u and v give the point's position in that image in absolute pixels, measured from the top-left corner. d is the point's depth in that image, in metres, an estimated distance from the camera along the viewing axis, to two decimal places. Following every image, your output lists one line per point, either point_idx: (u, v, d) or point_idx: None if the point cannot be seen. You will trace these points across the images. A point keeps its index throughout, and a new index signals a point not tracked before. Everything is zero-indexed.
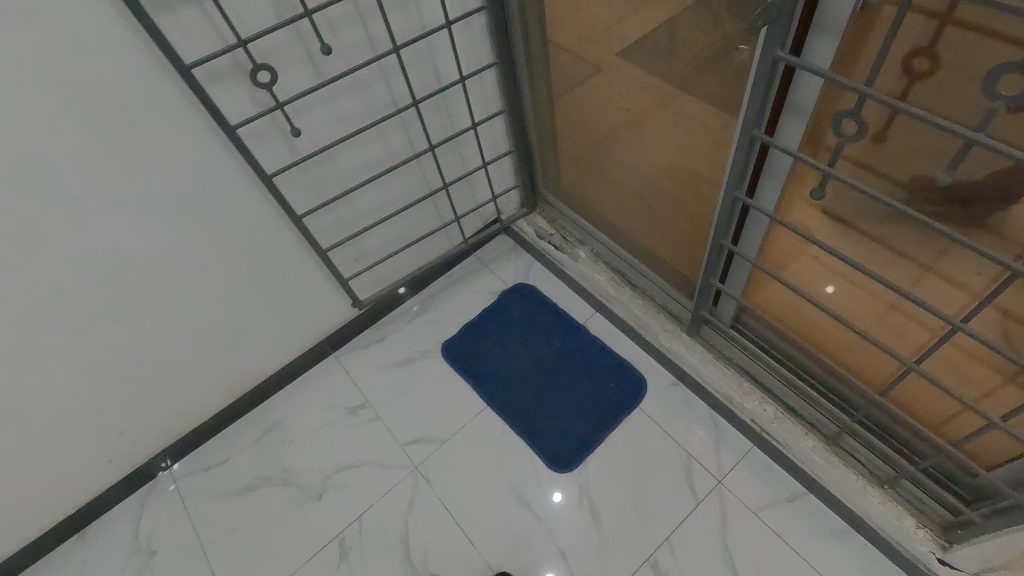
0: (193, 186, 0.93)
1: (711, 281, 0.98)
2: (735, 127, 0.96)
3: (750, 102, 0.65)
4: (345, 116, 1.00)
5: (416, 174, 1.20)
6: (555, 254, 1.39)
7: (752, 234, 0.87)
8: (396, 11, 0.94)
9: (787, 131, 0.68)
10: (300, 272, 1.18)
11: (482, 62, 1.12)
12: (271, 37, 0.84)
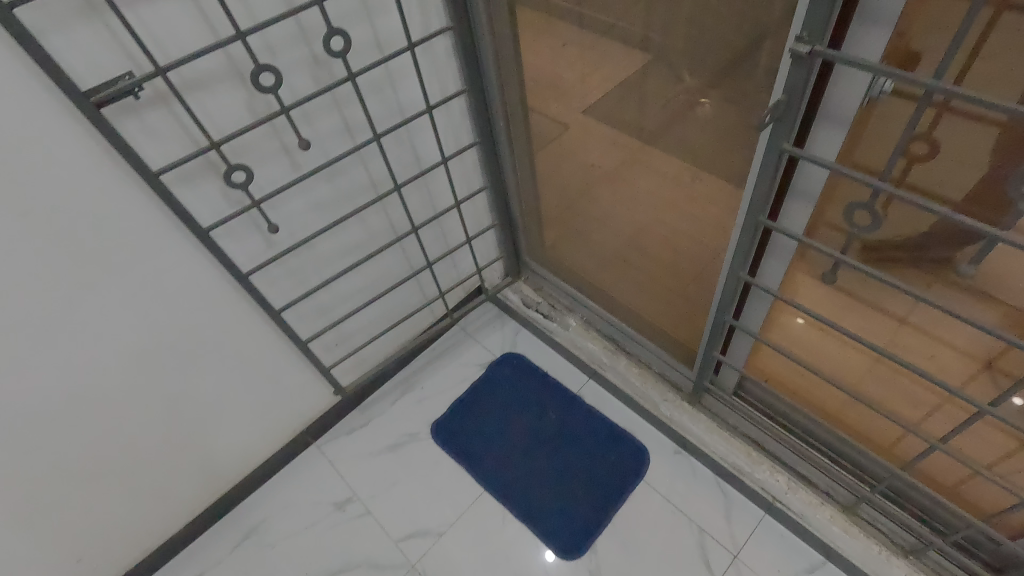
0: (163, 290, 0.86)
1: (713, 354, 0.96)
2: (720, 196, 0.94)
3: (754, 189, 0.64)
4: (323, 204, 0.96)
5: (398, 254, 1.16)
6: (543, 322, 1.36)
7: (754, 309, 0.84)
8: (374, 97, 0.91)
9: (790, 214, 0.67)
10: (278, 363, 1.11)
11: (463, 142, 1.10)
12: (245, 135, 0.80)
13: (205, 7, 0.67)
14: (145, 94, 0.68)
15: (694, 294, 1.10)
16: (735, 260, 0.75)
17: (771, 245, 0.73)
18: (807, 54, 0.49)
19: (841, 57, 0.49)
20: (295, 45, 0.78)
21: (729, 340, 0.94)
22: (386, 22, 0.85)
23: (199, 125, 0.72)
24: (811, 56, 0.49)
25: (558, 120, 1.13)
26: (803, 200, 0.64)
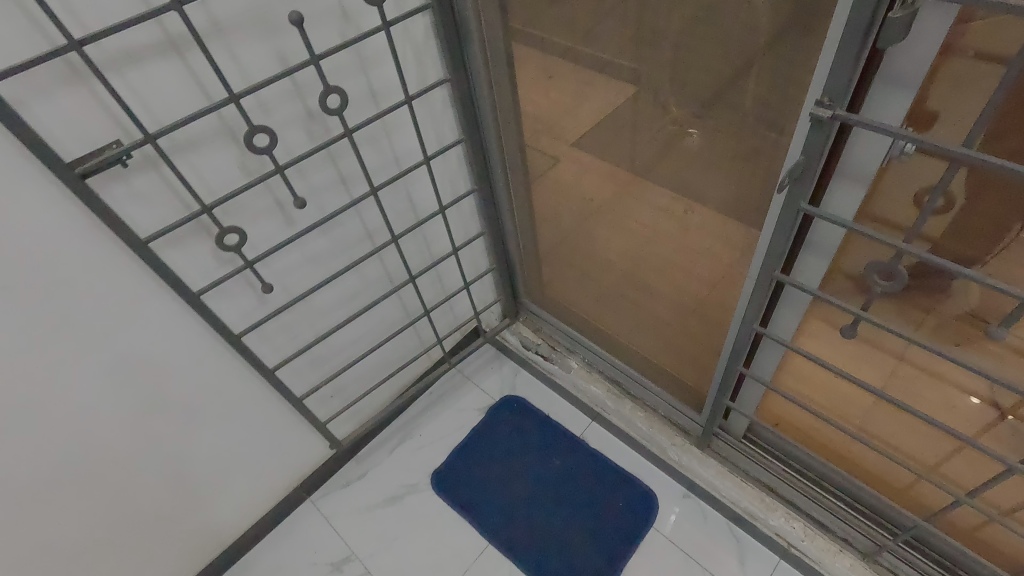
0: (151, 354, 0.82)
1: (723, 401, 0.94)
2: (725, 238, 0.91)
3: (770, 244, 0.64)
4: (316, 256, 0.93)
5: (394, 303, 1.12)
6: (544, 365, 1.33)
7: (766, 356, 0.82)
8: (369, 147, 0.89)
9: (804, 265, 0.67)
10: (270, 420, 1.06)
11: (460, 190, 1.07)
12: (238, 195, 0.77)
13: (198, 69, 0.65)
14: (134, 159, 0.66)
15: (698, 340, 1.08)
16: (747, 310, 0.74)
17: (784, 295, 0.72)
18: (826, 117, 0.50)
19: (860, 121, 0.49)
20: (290, 102, 0.76)
21: (739, 388, 0.93)
22: (382, 76, 0.83)
23: (189, 189, 0.69)
24: (830, 119, 0.50)
25: (551, 154, 1.05)
26: (818, 252, 0.64)
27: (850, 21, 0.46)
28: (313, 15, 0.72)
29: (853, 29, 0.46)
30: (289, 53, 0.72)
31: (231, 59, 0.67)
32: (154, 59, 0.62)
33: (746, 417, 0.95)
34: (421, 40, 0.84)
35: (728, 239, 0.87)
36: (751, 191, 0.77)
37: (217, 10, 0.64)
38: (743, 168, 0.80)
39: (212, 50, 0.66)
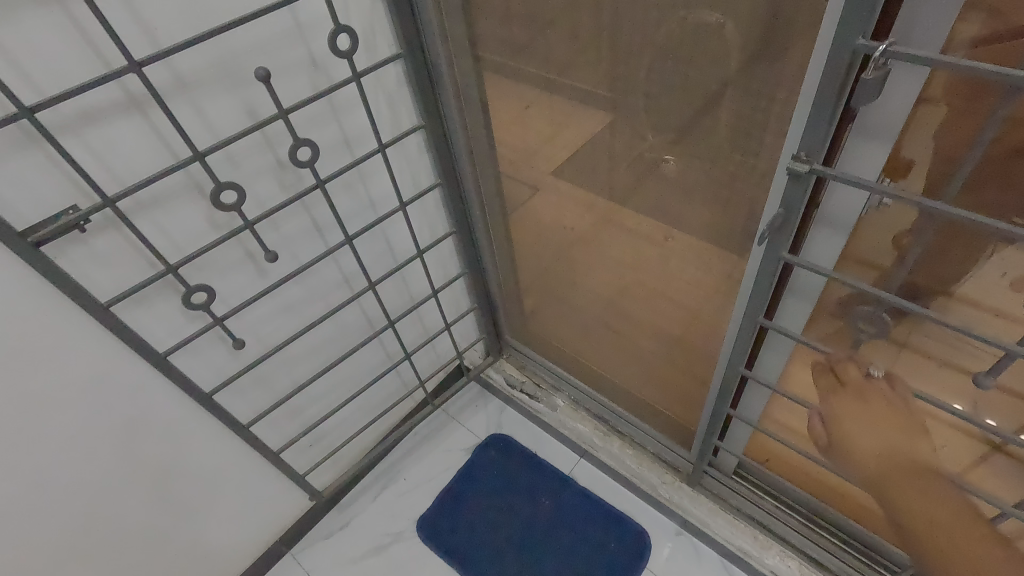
0: (118, 419, 0.77)
1: (712, 440, 0.93)
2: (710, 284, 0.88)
3: (753, 291, 0.64)
4: (291, 306, 0.90)
5: (375, 348, 1.10)
6: (530, 403, 1.30)
7: (751, 399, 0.82)
8: (343, 194, 0.87)
9: (786, 312, 0.67)
10: (246, 475, 1.01)
11: (438, 233, 1.06)
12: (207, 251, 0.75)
13: (162, 128, 0.63)
14: (92, 222, 0.63)
15: (683, 377, 1.06)
16: (733, 352, 0.74)
17: (766, 342, 0.72)
18: (804, 171, 0.51)
19: (838, 176, 0.49)
20: (260, 155, 0.74)
21: (727, 426, 0.93)
22: (355, 124, 0.82)
23: (152, 250, 0.66)
24: (808, 173, 0.50)
25: (533, 185, 1.03)
26: (799, 300, 0.64)
27: (823, 80, 0.46)
28: (282, 69, 0.70)
29: (826, 88, 0.46)
30: (258, 107, 0.70)
31: (197, 116, 0.65)
32: (115, 119, 0.60)
33: (735, 456, 0.95)
34: (393, 88, 0.83)
35: (708, 278, 0.87)
36: (730, 233, 0.77)
37: (182, 68, 0.62)
38: (723, 209, 0.77)
39: (175, 108, 0.64)
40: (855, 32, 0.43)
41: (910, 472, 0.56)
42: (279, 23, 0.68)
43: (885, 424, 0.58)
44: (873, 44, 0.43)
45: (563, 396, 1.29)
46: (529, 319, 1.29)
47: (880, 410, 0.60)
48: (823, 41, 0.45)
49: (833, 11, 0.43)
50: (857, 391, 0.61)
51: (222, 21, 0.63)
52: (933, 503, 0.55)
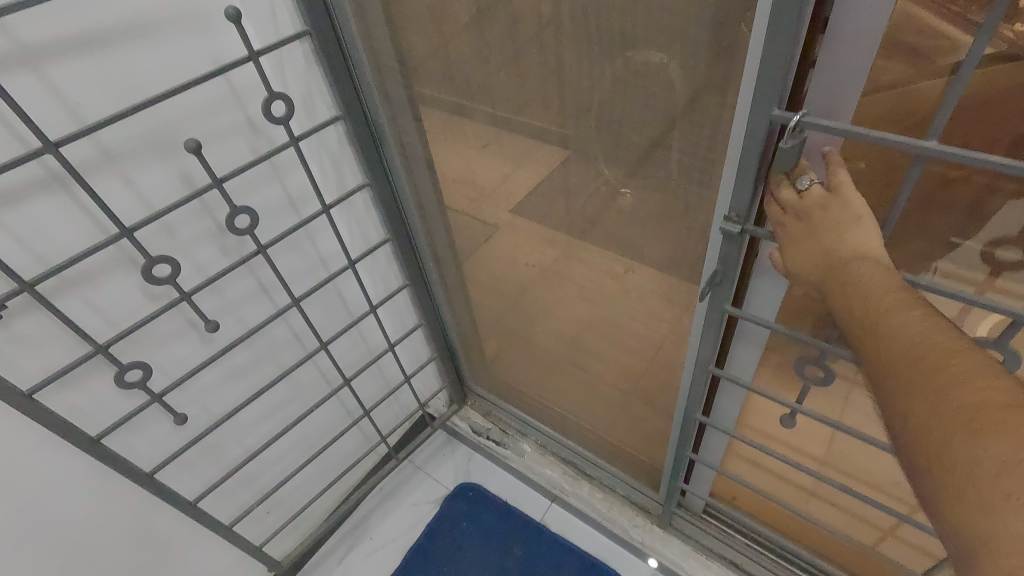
0: (48, 508, 0.72)
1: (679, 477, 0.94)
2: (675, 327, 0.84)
3: (702, 341, 0.68)
4: (239, 372, 0.86)
5: (335, 406, 1.06)
6: (498, 450, 1.29)
7: (712, 443, 0.87)
8: (289, 254, 0.85)
9: (736, 358, 0.71)
10: (196, 552, 0.95)
11: (392, 286, 1.04)
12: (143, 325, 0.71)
13: (87, 204, 0.61)
14: (11, 304, 0.59)
15: (646, 419, 1.05)
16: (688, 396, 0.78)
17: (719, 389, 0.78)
18: (735, 231, 0.54)
19: (766, 235, 0.53)
20: (198, 221, 0.72)
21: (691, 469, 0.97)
22: (298, 184, 0.81)
23: (78, 330, 0.63)
24: (739, 233, 0.54)
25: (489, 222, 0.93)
26: (746, 346, 0.68)
27: (747, 143, 0.50)
28: (216, 135, 0.69)
29: (749, 150, 0.50)
30: (193, 175, 0.68)
31: (127, 188, 0.63)
32: (35, 197, 0.57)
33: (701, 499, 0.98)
34: (337, 148, 0.82)
35: (658, 322, 0.86)
36: (675, 279, 0.77)
37: (108, 142, 0.60)
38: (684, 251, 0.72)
39: (100, 181, 0.61)
40: (769, 102, 0.47)
41: (875, 290, 0.43)
42: (212, 90, 0.66)
43: (837, 245, 0.46)
44: (787, 114, 0.46)
45: (530, 441, 1.28)
46: (491, 365, 1.26)
47: (829, 230, 0.47)
48: (744, 108, 0.48)
49: (749, 81, 0.47)
50: (820, 218, 0.47)
51: (147, 95, 0.61)
52: (919, 313, 0.41)
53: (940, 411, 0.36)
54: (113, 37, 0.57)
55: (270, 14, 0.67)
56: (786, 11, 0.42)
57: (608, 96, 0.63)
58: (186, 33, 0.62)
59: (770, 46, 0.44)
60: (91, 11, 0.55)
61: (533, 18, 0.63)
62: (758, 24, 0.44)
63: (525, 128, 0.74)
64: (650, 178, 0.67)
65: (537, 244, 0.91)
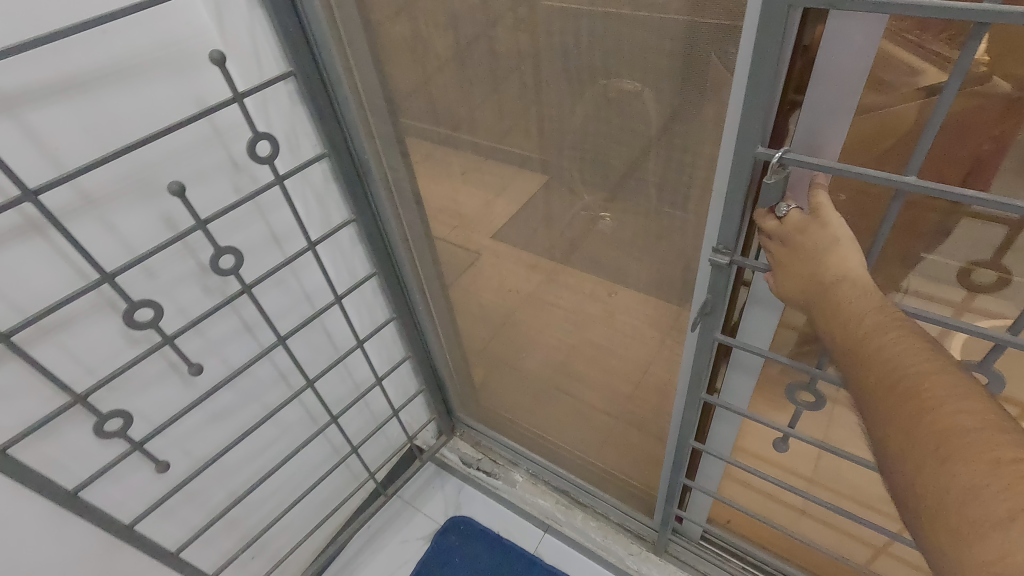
0: (20, 567, 0.68)
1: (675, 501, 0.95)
2: (660, 353, 0.85)
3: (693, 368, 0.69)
4: (223, 413, 0.84)
5: (321, 445, 1.04)
6: (489, 480, 1.28)
7: (707, 468, 0.88)
8: (273, 290, 0.83)
9: (732, 386, 0.72)
10: None
11: (378, 319, 1.03)
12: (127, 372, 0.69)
13: (67, 250, 0.59)
14: None
15: (637, 444, 1.05)
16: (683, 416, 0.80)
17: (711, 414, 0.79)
18: (725, 262, 0.56)
19: (755, 265, 0.56)
20: (181, 262, 0.70)
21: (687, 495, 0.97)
22: (282, 221, 0.80)
23: (53, 377, 0.61)
24: (728, 264, 0.56)
25: (468, 249, 0.92)
26: (735, 372, 0.70)
27: (733, 177, 0.52)
28: (199, 176, 0.68)
29: (735, 183, 0.52)
30: (177, 217, 0.67)
31: (107, 232, 0.62)
32: (12, 246, 0.55)
33: (698, 525, 0.98)
34: (321, 185, 0.82)
35: (648, 349, 0.87)
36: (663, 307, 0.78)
37: (87, 187, 0.59)
38: (671, 280, 0.73)
39: (79, 226, 0.60)
40: (752, 138, 0.49)
41: (854, 313, 0.44)
42: (195, 132, 0.66)
43: (818, 267, 0.48)
44: (769, 151, 0.49)
45: (522, 471, 1.28)
46: (477, 394, 1.25)
47: (813, 253, 0.48)
48: (729, 143, 0.51)
49: (732, 119, 0.50)
50: (802, 241, 0.49)
51: (129, 140, 0.60)
52: (896, 335, 0.41)
53: (911, 435, 0.37)
54: (94, 83, 0.56)
55: (253, 55, 0.67)
56: (766, 54, 0.44)
57: (591, 134, 0.64)
58: (168, 77, 0.61)
59: (751, 86, 0.46)
60: (73, 57, 0.54)
61: (512, 59, 0.64)
62: (739, 66, 0.47)
63: (509, 164, 0.75)
64: (632, 211, 0.68)
65: (522, 277, 0.91)
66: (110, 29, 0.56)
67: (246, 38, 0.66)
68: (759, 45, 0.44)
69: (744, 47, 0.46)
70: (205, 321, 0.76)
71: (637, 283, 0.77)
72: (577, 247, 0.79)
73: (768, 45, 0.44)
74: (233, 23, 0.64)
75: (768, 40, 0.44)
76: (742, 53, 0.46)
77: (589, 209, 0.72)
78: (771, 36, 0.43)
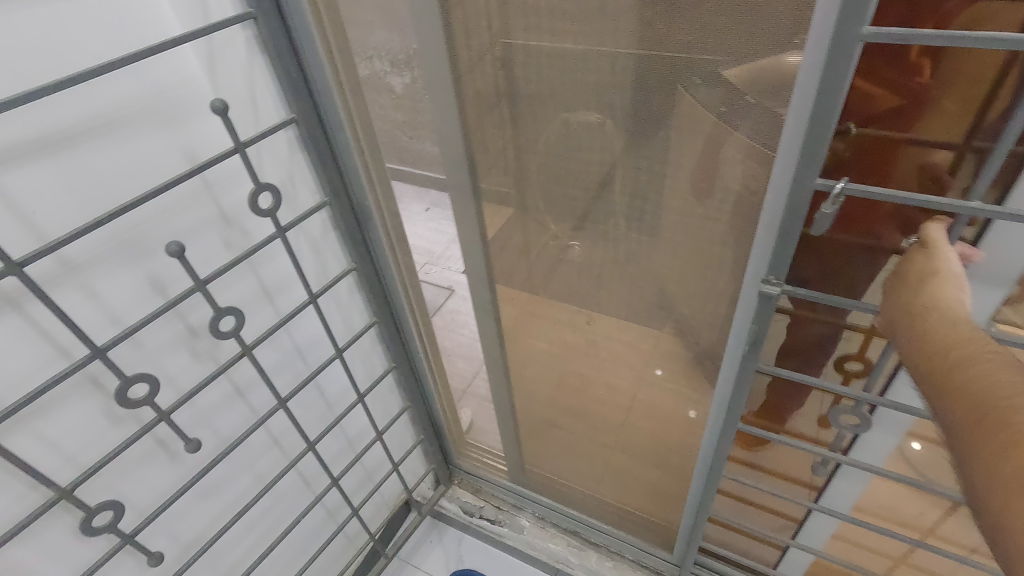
0: None
1: (703, 521, 0.95)
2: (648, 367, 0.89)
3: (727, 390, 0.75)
4: (215, 488, 0.76)
5: (318, 513, 0.96)
6: (494, 528, 1.23)
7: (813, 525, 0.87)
8: (269, 347, 0.77)
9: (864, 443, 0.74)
10: None
11: (376, 372, 0.98)
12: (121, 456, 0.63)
13: (48, 325, 0.53)
14: None
15: (654, 476, 1.04)
16: (719, 438, 0.82)
17: (745, 441, 0.83)
18: (775, 292, 0.62)
19: (804, 294, 0.60)
20: (169, 328, 0.64)
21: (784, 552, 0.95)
22: (276, 273, 0.74)
23: (39, 477, 0.54)
24: (778, 294, 0.61)
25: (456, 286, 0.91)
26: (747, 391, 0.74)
27: (774, 206, 0.56)
28: (191, 234, 0.62)
29: (793, 210, 0.56)
30: (164, 279, 0.61)
31: (92, 302, 0.56)
32: None
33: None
34: (319, 235, 0.78)
35: (673, 377, 0.87)
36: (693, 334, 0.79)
37: (69, 253, 0.53)
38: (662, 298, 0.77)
39: (61, 295, 0.54)
40: (814, 168, 0.53)
41: (942, 344, 0.45)
42: (183, 188, 0.60)
43: (915, 296, 0.50)
44: (829, 181, 0.53)
45: (527, 515, 1.23)
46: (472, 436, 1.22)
47: (915, 280, 0.52)
48: (787, 173, 0.54)
49: (789, 150, 0.53)
50: (910, 269, 0.53)
51: (118, 202, 0.55)
52: (988, 367, 0.41)
53: (1002, 470, 0.37)
54: (77, 139, 0.51)
55: (251, 101, 0.64)
56: (832, 90, 0.48)
57: (571, 161, 0.68)
58: (159, 130, 0.57)
59: (814, 119, 0.50)
60: (55, 112, 0.49)
61: (492, 95, 0.66)
62: (799, 102, 0.50)
63: (528, 203, 0.75)
64: (606, 230, 0.73)
65: (538, 315, 0.90)
66: (96, 81, 0.51)
67: (242, 84, 0.62)
68: (824, 82, 0.48)
69: (806, 84, 0.49)
70: (201, 392, 0.70)
71: (620, 299, 0.81)
72: (563, 266, 0.81)
73: (834, 80, 0.48)
74: (226, 70, 0.60)
75: (834, 77, 0.47)
76: (801, 90, 0.49)
77: (556, 233, 0.77)
78: (840, 72, 0.47)
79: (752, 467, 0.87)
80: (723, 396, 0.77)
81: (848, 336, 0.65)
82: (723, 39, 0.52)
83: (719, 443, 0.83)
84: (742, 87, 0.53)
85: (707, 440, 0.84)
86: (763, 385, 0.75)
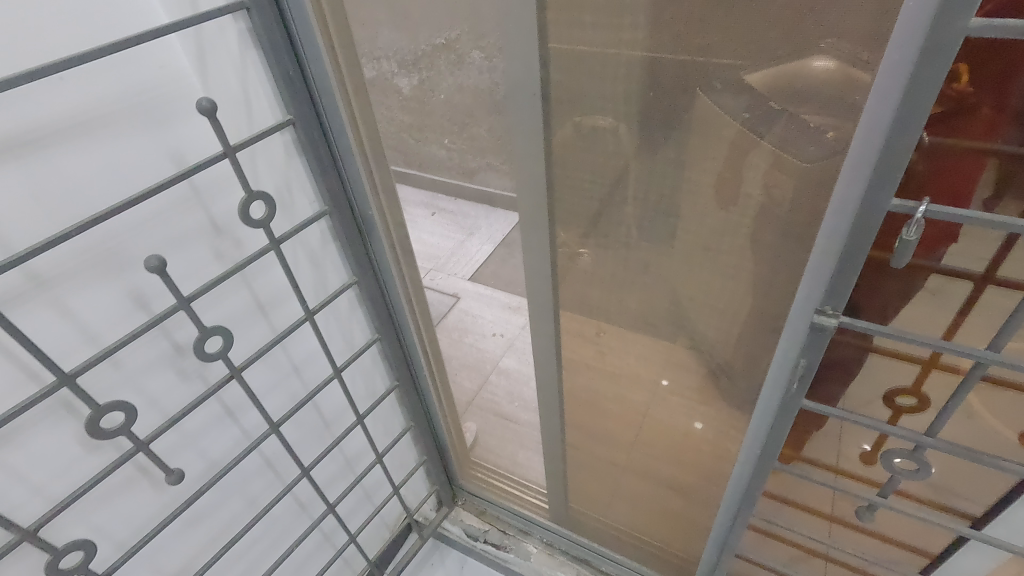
0: None
1: (727, 556, 0.90)
2: (665, 387, 0.83)
3: (761, 421, 0.70)
4: (202, 517, 0.71)
5: (314, 538, 0.91)
6: (500, 555, 1.17)
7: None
8: (261, 365, 0.71)
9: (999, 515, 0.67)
10: None
11: (378, 391, 0.93)
12: (99, 486, 0.58)
13: (9, 347, 0.48)
14: None
15: (673, 504, 0.98)
16: (752, 473, 0.76)
17: (776, 476, 0.78)
18: (831, 323, 0.56)
19: (863, 326, 0.55)
20: (152, 346, 0.58)
21: None
22: (270, 286, 0.69)
23: None
24: (835, 325, 0.56)
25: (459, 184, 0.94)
26: (784, 423, 0.68)
27: (830, 227, 0.50)
28: (175, 245, 0.57)
29: (859, 235, 0.50)
30: (147, 293, 0.56)
31: (63, 320, 0.51)
32: None
33: None
34: (317, 246, 0.73)
35: (699, 404, 0.81)
36: (721, 359, 0.73)
37: (36, 266, 0.48)
38: (685, 315, 0.72)
39: (28, 315, 0.48)
40: (891, 188, 0.46)
41: None
42: (166, 194, 0.55)
43: None
44: (909, 204, 0.46)
45: (535, 541, 1.17)
46: (493, 434, 1.22)
47: None
48: (855, 189, 0.47)
49: (861, 163, 0.46)
50: None
51: (91, 211, 0.50)
52: None
53: None
54: (45, 140, 0.46)
55: (244, 101, 0.58)
56: (921, 93, 0.41)
57: (587, 169, 0.62)
58: (140, 131, 0.51)
59: (895, 129, 0.43)
60: (19, 109, 0.44)
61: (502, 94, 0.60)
62: (876, 107, 0.43)
63: (546, 217, 0.68)
64: (624, 245, 0.68)
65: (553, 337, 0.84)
66: (66, 75, 0.46)
67: (234, 81, 0.57)
68: (911, 84, 0.41)
69: (887, 87, 0.42)
70: (187, 417, 0.64)
71: (637, 317, 0.76)
72: (576, 281, 0.76)
73: (925, 84, 0.41)
74: (217, 66, 0.55)
75: (925, 80, 0.40)
76: (879, 92, 0.42)
77: (568, 246, 0.71)
78: (932, 74, 0.40)
79: (781, 501, 0.82)
80: (759, 428, 0.71)
81: (891, 364, 0.62)
82: (751, 41, 0.47)
83: (752, 478, 0.77)
84: (770, 95, 0.49)
85: (737, 474, 0.77)
86: (801, 416, 0.69)
